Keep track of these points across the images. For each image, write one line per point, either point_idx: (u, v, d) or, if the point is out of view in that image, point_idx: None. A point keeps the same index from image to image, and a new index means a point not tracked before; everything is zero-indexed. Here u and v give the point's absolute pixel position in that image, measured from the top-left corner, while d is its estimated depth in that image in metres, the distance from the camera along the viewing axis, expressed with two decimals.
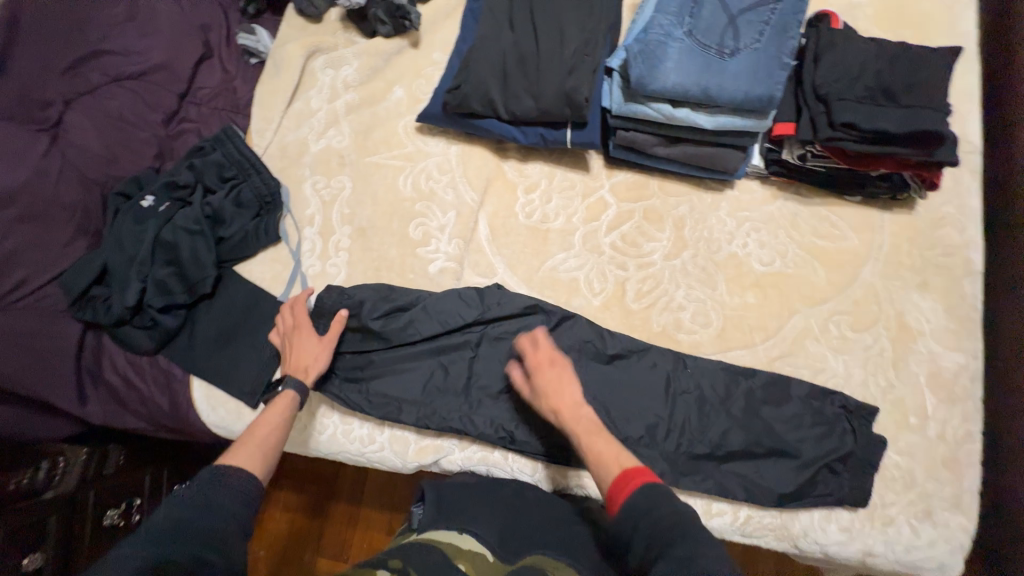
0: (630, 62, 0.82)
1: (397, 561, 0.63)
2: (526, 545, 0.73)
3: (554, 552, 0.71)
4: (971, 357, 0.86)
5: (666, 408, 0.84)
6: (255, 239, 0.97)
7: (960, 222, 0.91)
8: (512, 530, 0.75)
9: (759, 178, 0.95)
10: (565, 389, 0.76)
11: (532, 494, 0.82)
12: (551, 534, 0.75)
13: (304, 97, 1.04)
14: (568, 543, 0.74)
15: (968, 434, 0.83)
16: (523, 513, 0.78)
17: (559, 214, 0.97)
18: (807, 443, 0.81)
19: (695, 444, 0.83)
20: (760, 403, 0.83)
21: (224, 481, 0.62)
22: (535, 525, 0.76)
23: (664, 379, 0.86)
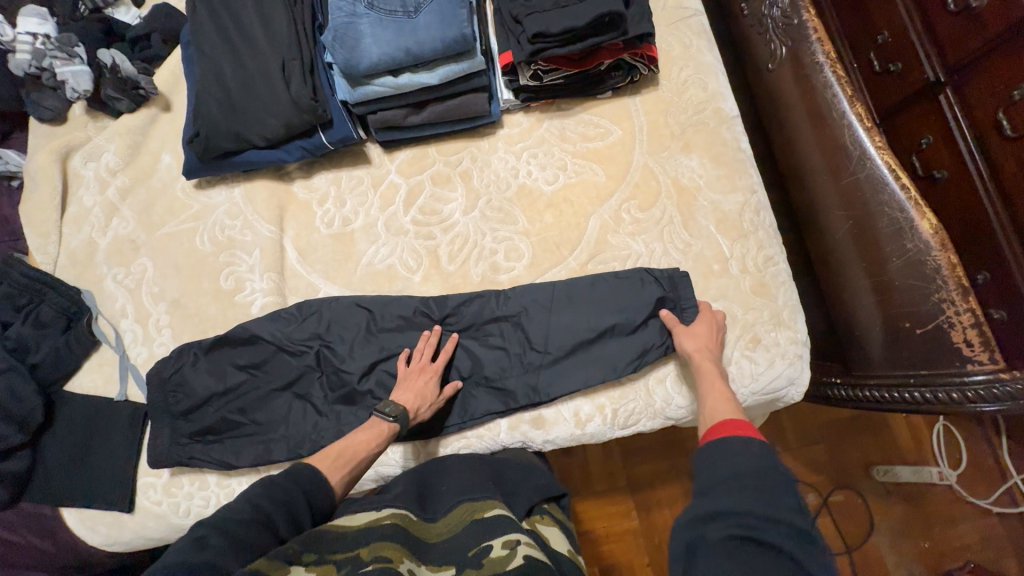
0: (333, 53, 0.85)
1: (311, 555, 0.61)
2: (443, 499, 0.77)
3: (470, 493, 0.76)
4: (749, 192, 0.93)
5: (505, 344, 0.88)
6: (73, 352, 0.95)
7: (701, 80, 0.98)
8: (429, 491, 0.80)
9: (520, 109, 0.99)
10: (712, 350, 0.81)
11: (449, 462, 0.85)
12: (462, 478, 0.80)
13: (77, 199, 1.03)
14: (481, 477, 0.80)
15: (768, 259, 0.90)
16: (436, 479, 0.82)
17: (357, 213, 0.99)
18: (630, 318, 0.85)
19: (538, 362, 0.87)
20: (581, 301, 0.87)
21: (297, 478, 0.71)
22: (450, 480, 0.81)
23: (493, 317, 0.89)
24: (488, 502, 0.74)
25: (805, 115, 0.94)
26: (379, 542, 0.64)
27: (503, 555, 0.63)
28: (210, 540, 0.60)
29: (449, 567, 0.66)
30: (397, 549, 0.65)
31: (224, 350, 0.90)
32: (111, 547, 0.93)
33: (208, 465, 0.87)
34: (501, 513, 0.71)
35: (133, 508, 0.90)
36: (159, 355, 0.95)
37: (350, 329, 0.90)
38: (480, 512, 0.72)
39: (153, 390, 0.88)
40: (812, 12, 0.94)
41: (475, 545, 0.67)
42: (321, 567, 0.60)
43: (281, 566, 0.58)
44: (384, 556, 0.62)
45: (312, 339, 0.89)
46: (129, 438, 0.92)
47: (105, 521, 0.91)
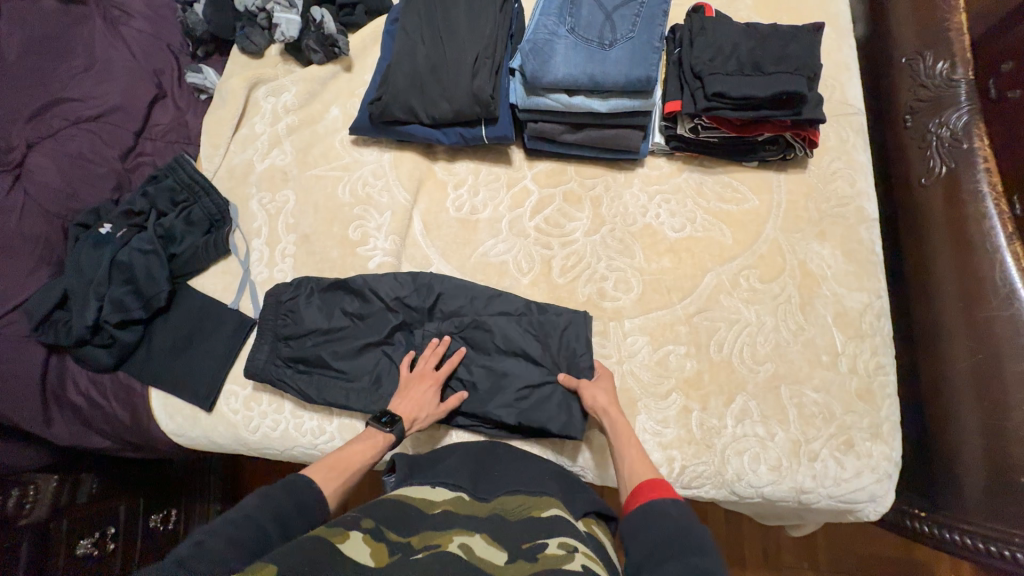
0: (524, 60, 0.94)
1: (369, 521, 0.62)
2: (498, 486, 0.77)
3: (526, 488, 0.76)
4: (875, 295, 0.92)
5: (517, 367, 0.89)
6: (205, 253, 1.04)
7: (851, 175, 0.99)
8: (484, 472, 0.80)
9: (665, 155, 1.03)
10: (607, 412, 0.82)
11: (502, 449, 0.85)
12: (520, 470, 0.80)
13: (249, 124, 1.15)
14: (539, 474, 0.80)
15: (879, 366, 0.88)
16: (492, 460, 0.83)
17: (486, 205, 1.04)
18: (521, 343, 0.90)
19: (528, 371, 0.89)
20: (513, 321, 0.92)
21: (300, 491, 0.68)
22: (508, 470, 0.80)
23: (571, 344, 0.90)
24: (545, 502, 0.72)
25: (948, 236, 0.93)
26: (431, 533, 0.63)
27: (559, 554, 0.60)
28: (206, 540, 0.57)
29: (501, 550, 0.61)
30: (448, 535, 0.63)
31: (338, 294, 0.96)
32: (177, 439, 0.99)
33: (290, 391, 0.93)
34: (557, 513, 0.69)
35: (212, 409, 0.97)
36: (277, 279, 1.03)
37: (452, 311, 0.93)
38: (535, 509, 0.70)
39: (269, 309, 0.96)
40: (985, 141, 0.94)
41: (528, 538, 0.64)
42: (377, 544, 0.58)
43: (341, 531, 0.59)
44: (434, 543, 0.61)
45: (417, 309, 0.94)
46: (228, 344, 0.98)
47: (183, 412, 0.98)
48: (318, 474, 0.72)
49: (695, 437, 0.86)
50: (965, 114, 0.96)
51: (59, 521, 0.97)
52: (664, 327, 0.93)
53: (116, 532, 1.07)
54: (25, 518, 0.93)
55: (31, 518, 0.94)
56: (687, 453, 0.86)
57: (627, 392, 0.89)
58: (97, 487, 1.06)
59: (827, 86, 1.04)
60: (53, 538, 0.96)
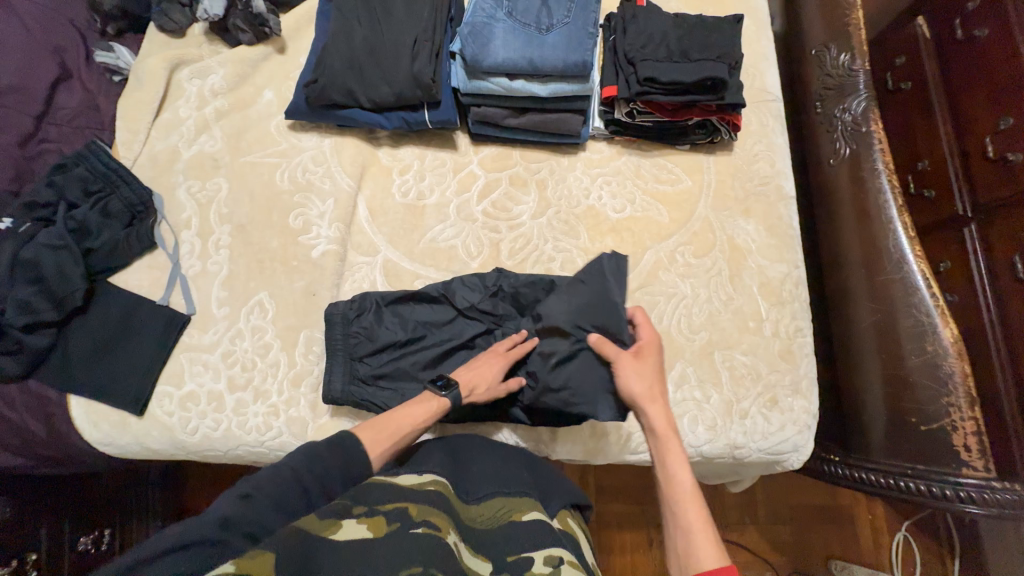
0: (463, 44, 0.94)
1: (360, 508, 0.62)
2: (480, 482, 0.76)
3: (504, 486, 0.75)
4: (793, 265, 1.01)
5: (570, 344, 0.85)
6: (128, 247, 0.96)
7: (771, 157, 1.07)
8: (462, 468, 0.78)
9: (604, 139, 1.07)
10: (666, 438, 0.79)
11: (477, 441, 0.84)
12: (496, 465, 0.79)
13: (172, 108, 1.07)
14: (516, 469, 0.80)
15: (798, 329, 0.97)
16: (468, 454, 0.81)
17: (432, 190, 1.04)
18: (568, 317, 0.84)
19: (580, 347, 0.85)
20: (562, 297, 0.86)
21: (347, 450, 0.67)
22: (483, 466, 0.79)
23: (614, 310, 0.83)
24: (523, 501, 0.73)
25: (853, 210, 1.04)
26: (428, 507, 0.62)
27: (544, 572, 0.61)
28: (254, 497, 0.58)
29: (487, 560, 0.63)
30: (442, 518, 0.61)
31: (407, 305, 0.93)
32: (104, 448, 0.92)
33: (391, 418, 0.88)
34: (537, 516, 0.70)
35: (143, 412, 0.90)
36: (211, 272, 0.97)
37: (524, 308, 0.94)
38: (516, 513, 0.70)
39: (336, 330, 0.90)
40: (878, 125, 1.06)
41: (514, 549, 0.64)
42: (372, 520, 0.59)
43: (331, 522, 0.59)
44: (432, 519, 0.60)
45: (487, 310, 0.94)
46: (158, 342, 0.92)
47: (110, 419, 0.91)
48: (372, 432, 0.72)
49: None
50: (863, 101, 1.07)
51: None
52: None
53: (38, 556, 0.98)
54: None
55: None
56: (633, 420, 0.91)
57: None
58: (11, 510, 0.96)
59: (748, 74, 1.13)
60: None
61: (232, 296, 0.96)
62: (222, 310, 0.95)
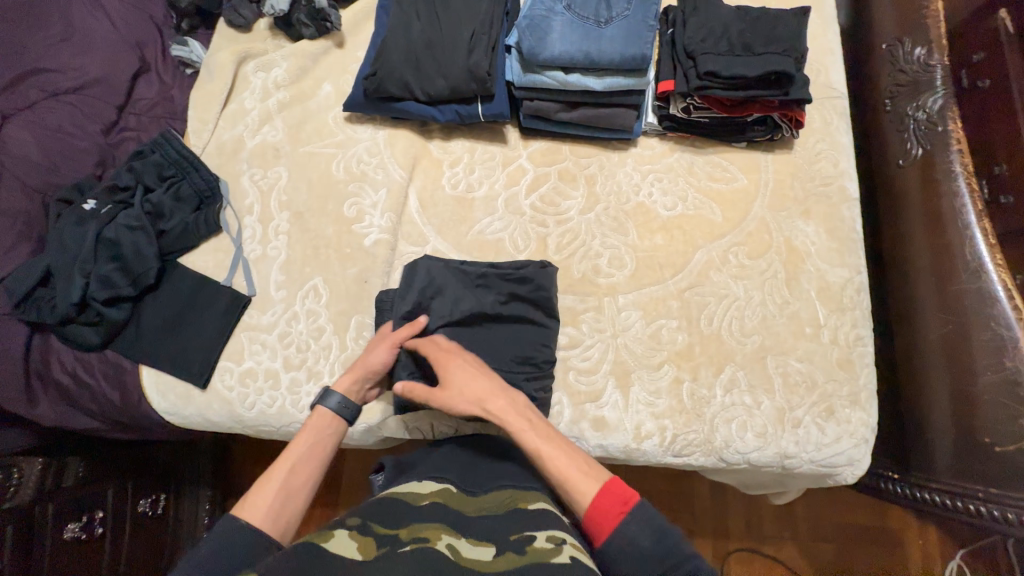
0: (521, 37, 0.95)
1: (355, 518, 0.61)
2: (487, 476, 0.75)
3: (516, 480, 0.74)
4: (855, 271, 0.96)
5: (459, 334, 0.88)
6: (196, 230, 1.02)
7: (834, 156, 1.02)
8: (471, 465, 0.78)
9: (657, 135, 1.05)
10: (502, 415, 0.76)
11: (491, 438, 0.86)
12: (510, 461, 0.79)
13: (238, 100, 1.12)
14: (528, 467, 0.79)
15: (858, 338, 0.93)
16: (478, 452, 0.81)
17: (482, 183, 1.05)
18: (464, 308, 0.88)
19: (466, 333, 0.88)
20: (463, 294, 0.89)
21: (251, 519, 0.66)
22: (494, 462, 0.79)
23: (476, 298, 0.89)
24: (530, 495, 0.71)
25: (922, 215, 0.98)
26: (421, 524, 0.60)
27: (547, 547, 0.57)
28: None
29: (489, 544, 0.59)
30: (436, 528, 0.60)
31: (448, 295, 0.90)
32: (169, 418, 0.98)
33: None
34: (543, 506, 0.68)
35: (206, 386, 0.96)
36: (271, 256, 1.02)
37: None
38: (521, 502, 0.69)
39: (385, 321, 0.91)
40: (958, 122, 0.97)
41: (517, 529, 0.62)
42: (365, 538, 0.57)
43: (324, 533, 0.57)
44: (425, 534, 0.58)
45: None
46: (221, 321, 0.97)
47: (176, 390, 0.97)
48: (262, 490, 0.69)
49: (686, 407, 0.90)
50: (940, 97, 1.00)
51: (45, 505, 0.95)
52: (656, 302, 0.95)
53: (104, 516, 1.04)
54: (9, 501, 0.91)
55: (14, 502, 0.91)
56: (678, 422, 0.89)
57: (621, 365, 0.92)
58: (83, 470, 1.04)
59: (812, 69, 1.08)
60: (37, 523, 0.93)
61: (289, 280, 1.00)
62: (280, 293, 0.99)
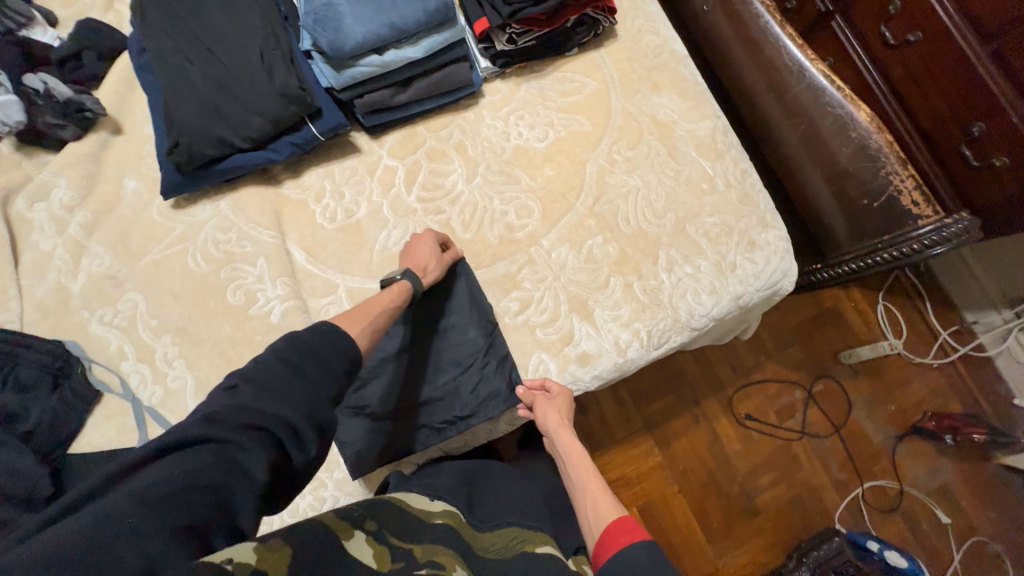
0: (316, 36, 0.86)
1: (373, 523, 0.60)
2: (492, 514, 0.74)
3: (520, 516, 0.75)
4: (715, 118, 1.05)
5: (387, 381, 0.84)
6: (69, 410, 0.84)
7: (653, 27, 1.08)
8: (476, 500, 0.77)
9: (497, 77, 1.03)
10: (559, 432, 0.83)
11: (496, 469, 0.88)
12: (513, 499, 0.79)
13: (31, 245, 0.92)
14: (533, 504, 0.79)
15: (744, 172, 1.03)
16: (483, 489, 0.81)
17: (358, 202, 0.97)
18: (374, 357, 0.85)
19: (392, 376, 0.84)
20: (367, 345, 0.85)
21: (265, 390, 0.52)
22: (499, 498, 0.79)
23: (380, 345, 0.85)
24: (537, 536, 0.71)
25: (740, 45, 1.07)
26: (435, 547, 0.61)
27: None
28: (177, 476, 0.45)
29: None
30: (450, 555, 0.61)
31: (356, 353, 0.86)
32: None
33: (433, 434, 0.85)
34: (550, 551, 0.68)
35: None
36: (177, 389, 0.88)
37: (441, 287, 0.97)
38: (530, 545, 0.69)
39: None
40: None
41: None
42: (380, 550, 0.57)
43: (347, 526, 0.57)
44: (439, 559, 0.59)
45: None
46: None
47: None
48: (356, 322, 0.67)
49: (646, 303, 0.95)
50: None
51: None
52: (576, 227, 0.97)
53: None
54: None
55: None
56: (646, 319, 0.94)
57: (576, 299, 0.94)
58: None
59: None
60: None
61: None
62: None
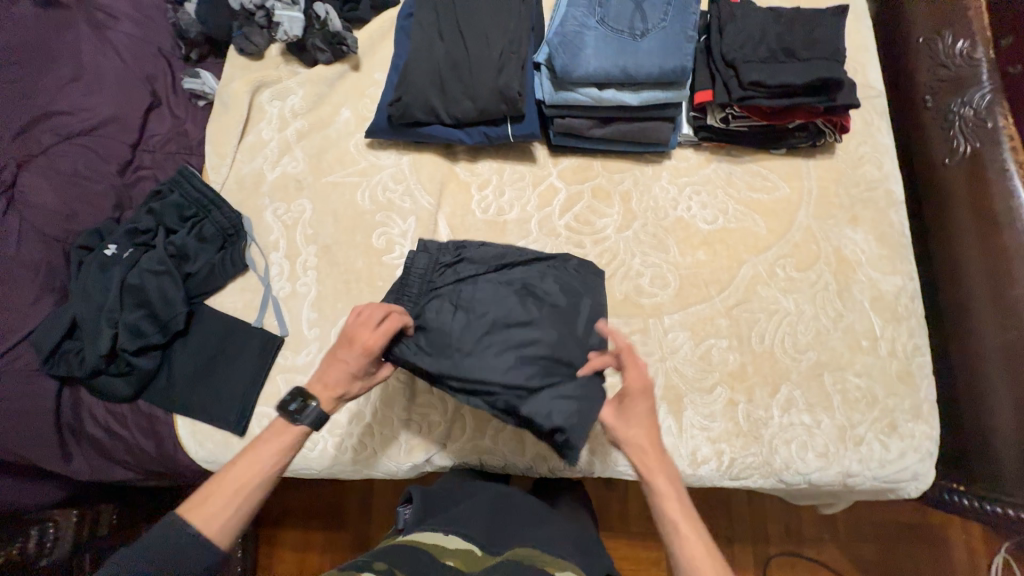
0: (553, 54, 0.91)
1: (382, 564, 0.60)
2: (511, 541, 0.73)
3: (539, 542, 0.73)
4: (907, 278, 0.93)
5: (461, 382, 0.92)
6: (222, 271, 0.99)
7: (878, 159, 0.99)
8: (497, 529, 0.75)
9: (692, 146, 1.02)
10: (650, 467, 0.70)
11: (518, 498, 0.83)
12: (536, 531, 0.76)
13: (255, 131, 1.09)
14: (558, 536, 0.75)
15: (916, 348, 0.90)
16: (505, 516, 0.78)
17: (513, 206, 1.01)
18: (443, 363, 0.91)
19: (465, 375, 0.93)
20: None
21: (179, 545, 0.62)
22: (521, 528, 0.76)
23: None
24: (555, 562, 0.69)
25: (971, 215, 0.94)
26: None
27: None
28: None
29: None
30: None
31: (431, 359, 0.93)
32: (208, 466, 0.94)
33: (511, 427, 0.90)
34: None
35: (244, 433, 0.92)
36: (301, 293, 0.98)
37: (533, 258, 0.83)
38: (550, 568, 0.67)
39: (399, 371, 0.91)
40: (1009, 119, 0.93)
41: None
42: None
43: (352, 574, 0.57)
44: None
45: (505, 257, 0.82)
46: (256, 365, 0.94)
47: (213, 438, 0.93)
48: (220, 497, 0.65)
49: (743, 430, 0.87)
50: (988, 93, 0.95)
51: (82, 554, 0.94)
52: (704, 321, 0.92)
53: None
54: (48, 556, 0.90)
55: (52, 556, 0.90)
56: (735, 445, 0.86)
57: (672, 389, 0.89)
58: (117, 516, 1.02)
59: (851, 68, 1.03)
60: None
61: (322, 317, 0.96)
62: (313, 331, 0.96)
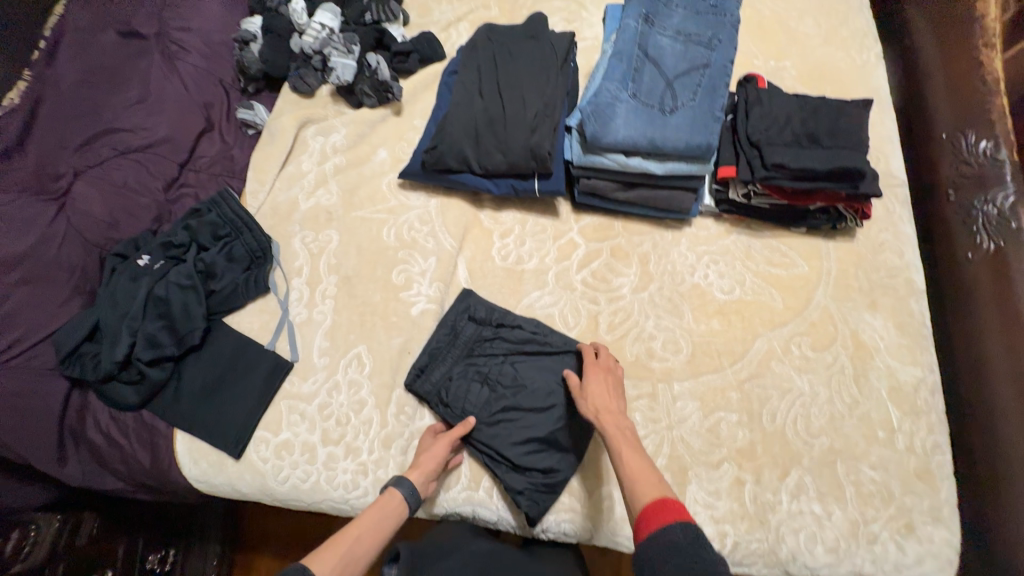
0: (585, 121, 0.96)
1: None
2: None
3: None
4: (927, 370, 0.91)
5: None
6: (244, 291, 1.02)
7: (898, 247, 0.99)
8: None
9: (712, 216, 1.04)
10: (603, 411, 0.79)
11: (509, 556, 0.82)
12: None
13: (296, 162, 1.15)
14: None
15: (936, 445, 0.86)
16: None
17: (532, 256, 1.03)
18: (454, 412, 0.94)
19: None
20: None
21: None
22: None
23: None
24: None
25: (995, 312, 0.93)
26: None
27: None
28: None
29: None
30: None
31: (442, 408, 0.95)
32: (199, 486, 0.93)
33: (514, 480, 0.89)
34: None
35: (239, 456, 0.92)
36: (317, 321, 1.00)
37: (559, 350, 0.92)
38: None
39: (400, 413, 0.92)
40: None
41: None
42: None
43: None
44: None
45: (534, 343, 0.93)
46: (262, 388, 0.95)
47: (209, 457, 0.93)
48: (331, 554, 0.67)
49: (749, 512, 0.83)
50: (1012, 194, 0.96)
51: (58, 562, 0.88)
52: (715, 392, 0.90)
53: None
54: (24, 559, 0.84)
55: (26, 562, 0.84)
56: (740, 528, 0.82)
57: (677, 460, 0.86)
58: (98, 525, 0.98)
59: (874, 157, 1.06)
60: None
61: (333, 347, 0.98)
62: (322, 360, 0.97)
